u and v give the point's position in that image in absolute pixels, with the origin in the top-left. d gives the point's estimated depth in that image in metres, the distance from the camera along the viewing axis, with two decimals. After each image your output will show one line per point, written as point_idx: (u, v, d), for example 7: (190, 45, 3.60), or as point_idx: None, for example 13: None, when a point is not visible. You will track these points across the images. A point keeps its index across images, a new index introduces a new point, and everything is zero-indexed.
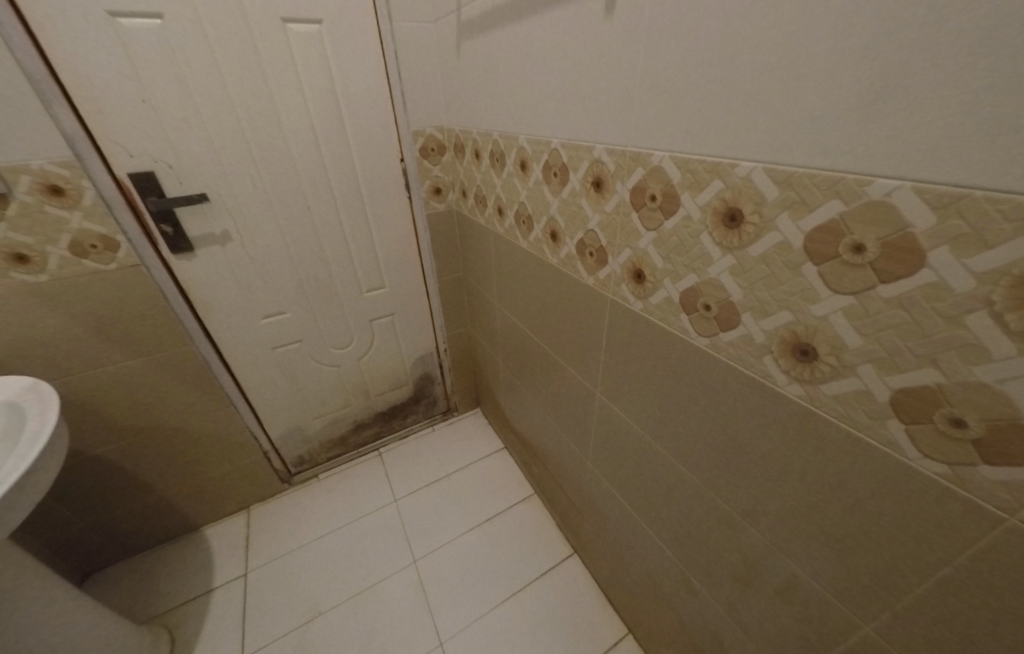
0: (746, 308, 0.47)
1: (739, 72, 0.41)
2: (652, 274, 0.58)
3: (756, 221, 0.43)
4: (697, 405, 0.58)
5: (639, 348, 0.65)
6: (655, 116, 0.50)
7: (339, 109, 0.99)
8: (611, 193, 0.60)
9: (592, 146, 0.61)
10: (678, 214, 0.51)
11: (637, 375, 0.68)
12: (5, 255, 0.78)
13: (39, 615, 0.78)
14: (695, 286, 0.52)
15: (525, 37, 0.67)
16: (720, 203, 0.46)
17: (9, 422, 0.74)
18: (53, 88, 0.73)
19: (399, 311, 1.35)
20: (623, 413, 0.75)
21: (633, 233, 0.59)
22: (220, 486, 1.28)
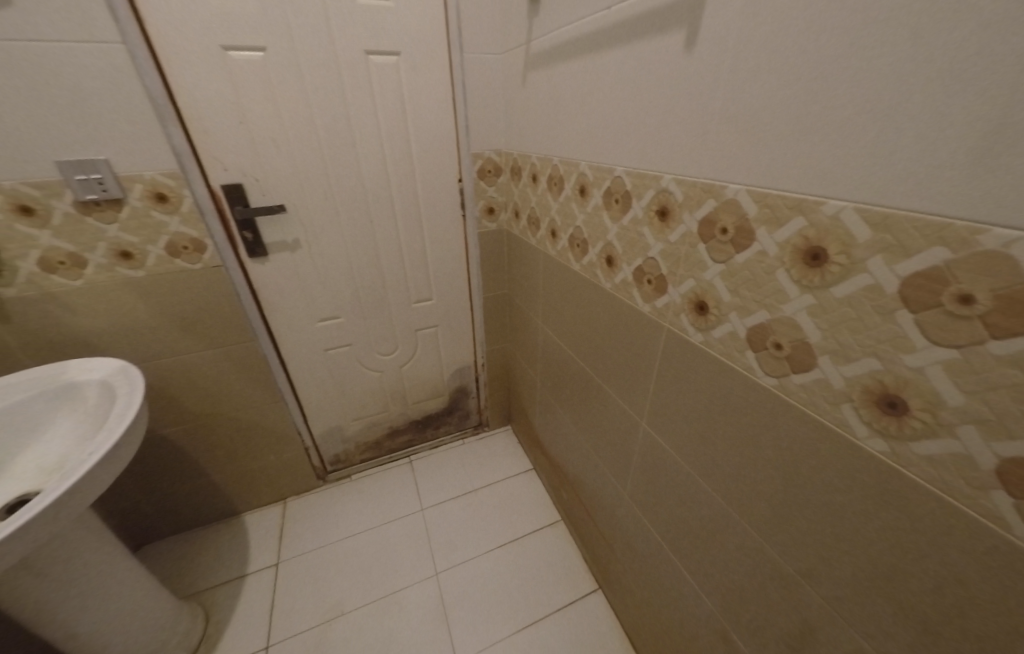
0: (824, 351, 0.44)
1: (831, 108, 0.39)
2: (716, 307, 0.56)
3: (842, 261, 0.41)
4: (754, 446, 0.55)
5: (691, 380, 0.63)
6: (732, 150, 0.49)
7: (408, 132, 1.06)
8: (676, 222, 0.60)
9: (660, 176, 0.61)
10: (752, 248, 0.50)
11: (687, 408, 0.66)
12: (114, 251, 0.89)
13: (103, 577, 0.85)
14: (765, 323, 0.50)
15: (597, 69, 0.69)
16: (801, 240, 0.44)
17: (100, 398, 0.82)
18: (170, 110, 0.84)
19: (442, 324, 1.39)
20: (667, 446, 0.73)
21: (698, 265, 0.57)
22: (265, 476, 1.35)
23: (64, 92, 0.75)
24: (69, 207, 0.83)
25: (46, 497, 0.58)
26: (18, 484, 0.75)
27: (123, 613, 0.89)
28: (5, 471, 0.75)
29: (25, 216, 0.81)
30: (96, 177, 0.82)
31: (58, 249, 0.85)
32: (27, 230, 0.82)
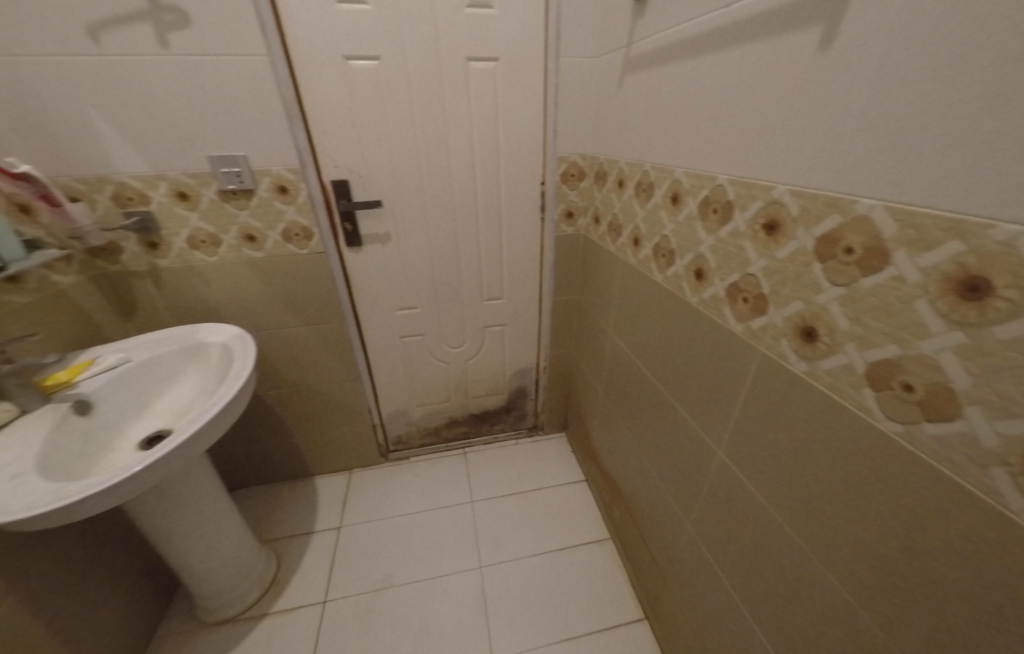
0: (974, 400, 0.38)
1: (1016, 118, 0.34)
2: (829, 335, 0.51)
3: (1013, 296, 0.35)
4: (858, 496, 0.49)
5: (787, 412, 0.58)
6: (870, 162, 0.44)
7: (499, 135, 1.09)
8: (788, 237, 0.54)
9: (772, 186, 0.56)
10: (884, 272, 0.44)
11: (777, 443, 0.60)
12: (242, 234, 1.04)
13: (208, 511, 0.99)
14: (893, 358, 0.44)
15: (709, 71, 0.65)
16: (956, 268, 0.38)
17: (220, 359, 0.96)
18: (297, 113, 0.95)
19: (510, 323, 1.41)
20: (747, 481, 0.67)
21: (811, 286, 0.52)
22: (337, 446, 1.47)
23: (219, 98, 0.89)
24: (213, 195, 0.98)
25: (182, 434, 0.70)
26: (156, 420, 0.91)
27: (219, 545, 1.03)
28: (148, 408, 0.91)
29: (181, 200, 0.97)
30: (236, 170, 0.96)
31: (202, 230, 1.01)
32: (182, 212, 0.98)
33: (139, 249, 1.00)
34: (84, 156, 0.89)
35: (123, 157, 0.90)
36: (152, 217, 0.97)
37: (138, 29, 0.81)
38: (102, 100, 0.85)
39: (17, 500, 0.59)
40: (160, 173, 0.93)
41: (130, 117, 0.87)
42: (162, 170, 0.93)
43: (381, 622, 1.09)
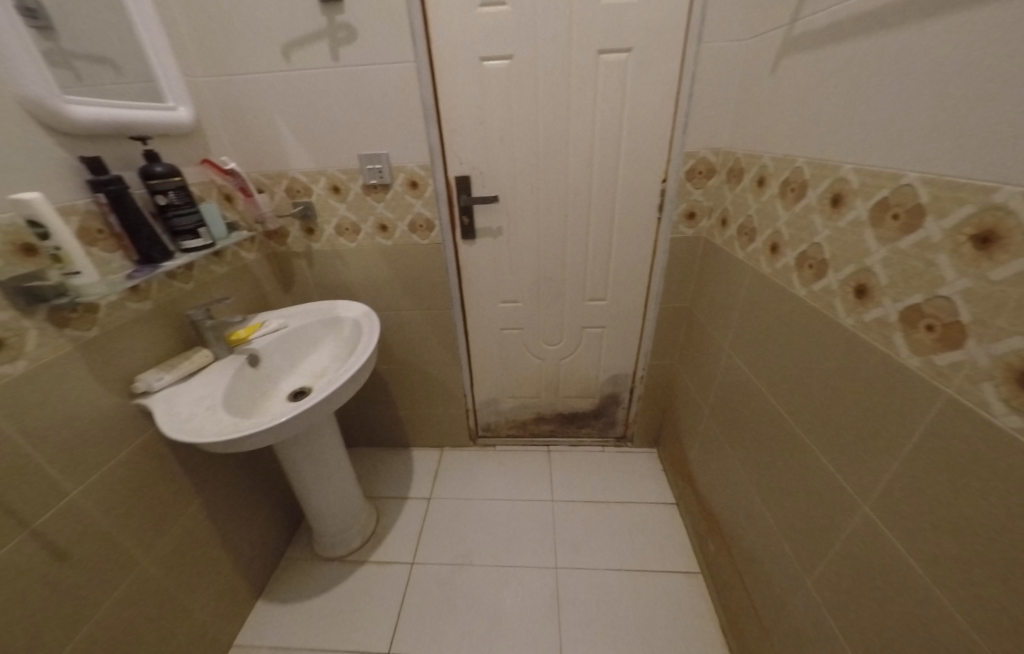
0: None
1: None
2: None
3: None
4: None
5: (989, 481, 0.47)
6: None
7: (622, 130, 1.05)
8: (1013, 254, 0.45)
9: (993, 187, 0.46)
10: None
11: (974, 517, 0.48)
12: (376, 224, 1.17)
13: (331, 462, 1.15)
14: None
15: (920, 46, 0.53)
16: None
17: (351, 333, 1.10)
18: (433, 114, 1.03)
19: (611, 327, 1.36)
20: (912, 553, 0.55)
21: None
22: (434, 423, 1.59)
23: (372, 103, 1.01)
24: (358, 189, 1.12)
25: (318, 393, 0.83)
26: (301, 378, 1.08)
27: (337, 492, 1.20)
28: (296, 367, 1.09)
29: (334, 193, 1.13)
30: (378, 167, 1.08)
31: (346, 219, 1.17)
32: (334, 204, 1.14)
33: (300, 234, 1.20)
34: (270, 155, 1.09)
35: (296, 155, 1.08)
36: (311, 206, 1.15)
37: (318, 47, 0.95)
38: (287, 108, 1.03)
39: (210, 426, 0.75)
40: (321, 169, 1.10)
41: (304, 122, 1.04)
42: (323, 166, 1.09)
43: (460, 596, 1.15)
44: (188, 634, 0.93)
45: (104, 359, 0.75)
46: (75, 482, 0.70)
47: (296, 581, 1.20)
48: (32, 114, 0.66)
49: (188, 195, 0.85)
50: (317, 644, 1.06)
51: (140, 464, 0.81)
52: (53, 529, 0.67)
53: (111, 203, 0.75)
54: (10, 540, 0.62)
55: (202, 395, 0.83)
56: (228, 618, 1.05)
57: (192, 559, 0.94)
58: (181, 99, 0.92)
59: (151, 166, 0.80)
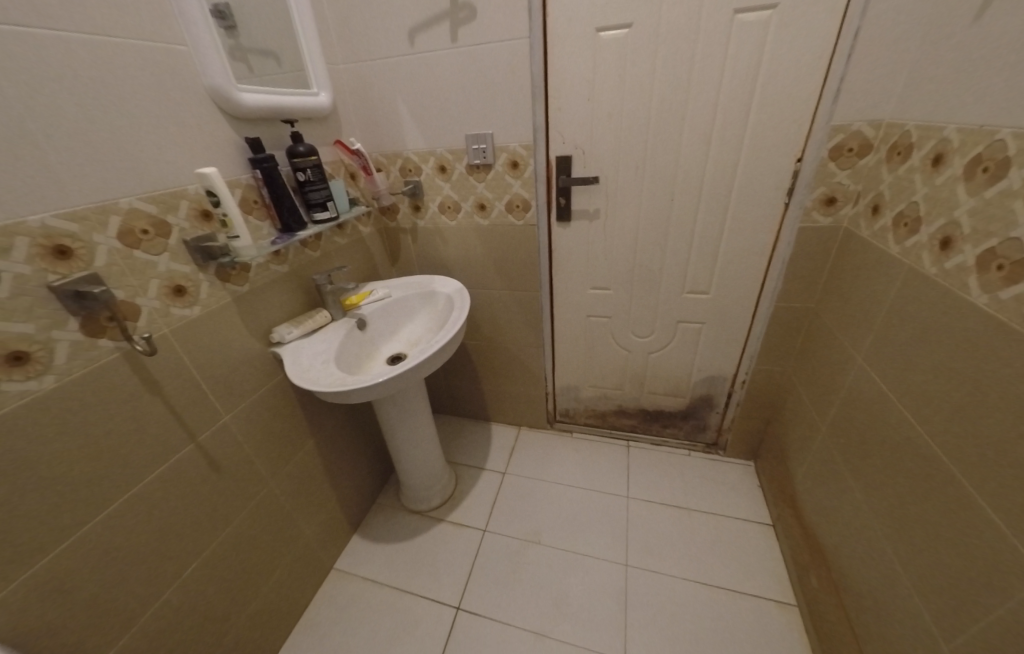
0: None
1: None
2: None
3: None
4: None
5: None
6: None
7: (752, 102, 0.92)
8: None
9: None
10: None
11: None
12: (476, 203, 1.20)
13: (419, 425, 1.25)
14: None
15: None
16: None
17: (445, 308, 1.16)
18: (541, 91, 1.01)
19: (711, 324, 1.24)
20: None
21: None
22: (514, 402, 1.63)
23: (482, 81, 1.03)
24: (462, 168, 1.16)
25: (412, 360, 0.89)
26: (399, 344, 1.18)
27: (422, 452, 1.30)
28: (396, 333, 1.19)
29: (441, 173, 1.18)
30: (482, 147, 1.10)
31: (450, 197, 1.22)
32: (440, 183, 1.20)
33: (408, 210, 1.28)
34: (389, 136, 1.17)
35: (410, 136, 1.15)
36: (420, 185, 1.22)
37: (439, 28, 0.99)
38: (406, 91, 1.09)
39: (323, 378, 0.86)
40: (431, 149, 1.15)
41: (419, 103, 1.10)
42: (433, 147, 1.15)
43: (527, 570, 1.19)
44: (300, 550, 1.10)
45: (252, 311, 0.90)
46: (227, 409, 0.86)
47: (384, 525, 1.35)
48: (214, 100, 0.79)
49: (321, 172, 0.96)
50: (399, 584, 1.18)
51: (272, 402, 0.96)
52: (212, 445, 0.83)
53: (264, 178, 0.87)
54: (184, 448, 0.78)
55: (320, 351, 0.94)
56: (330, 545, 1.22)
57: (305, 489, 1.09)
58: (323, 85, 1.02)
59: (295, 146, 0.92)
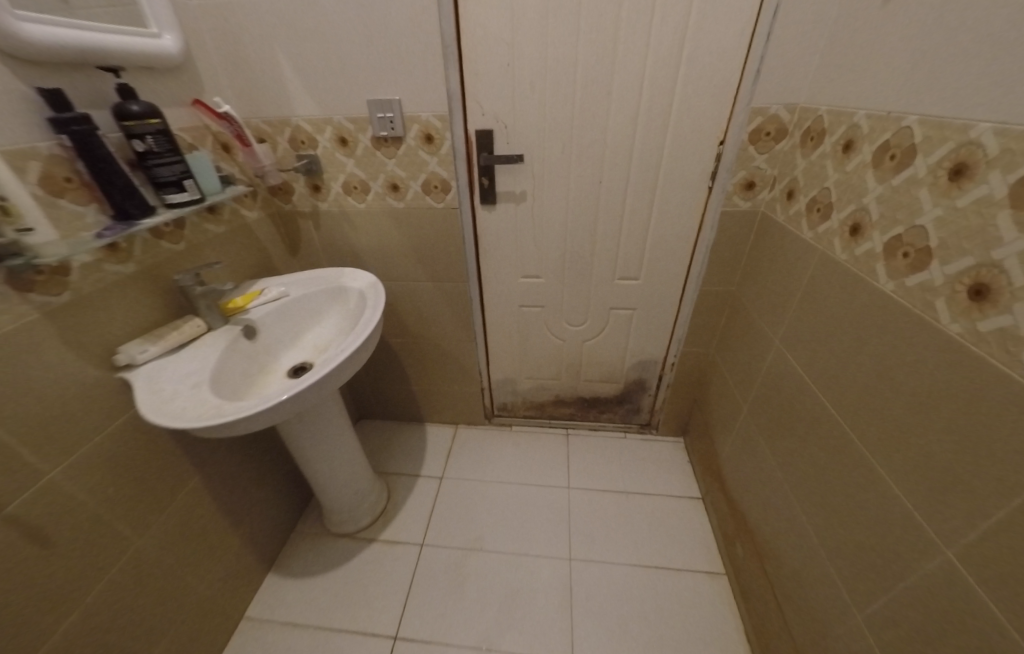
0: None
1: None
2: None
3: None
4: None
5: None
6: None
7: (678, 78, 0.88)
8: None
9: None
10: None
11: None
12: (387, 183, 1.04)
13: (337, 440, 1.09)
14: None
15: None
16: None
17: (356, 306, 1.02)
18: (454, 53, 0.88)
19: (642, 309, 1.23)
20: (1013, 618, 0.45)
21: None
22: (448, 400, 1.52)
23: (383, 34, 0.86)
24: (367, 141, 0.99)
25: (317, 372, 0.74)
26: (302, 351, 1.00)
27: (344, 469, 1.15)
28: (298, 339, 1.01)
29: (342, 146, 1.00)
30: (389, 116, 0.95)
31: (355, 176, 1.04)
32: (341, 158, 1.02)
33: (305, 191, 1.07)
34: (271, 99, 0.95)
35: (298, 99, 0.95)
36: (317, 160, 1.02)
37: None
38: (288, 41, 0.89)
39: (188, 409, 0.68)
40: (327, 116, 0.96)
41: (306, 57, 0.90)
42: (329, 114, 0.96)
43: (470, 581, 1.12)
44: (192, 610, 0.91)
45: (79, 327, 0.68)
46: (52, 461, 0.65)
47: (305, 556, 1.18)
48: None
49: (169, 141, 0.74)
50: (326, 622, 1.04)
51: (128, 442, 0.75)
52: (34, 512, 0.62)
53: (76, 147, 0.64)
54: None
55: (189, 372, 0.75)
56: (236, 593, 1.03)
57: (192, 536, 0.90)
58: (164, 24, 0.78)
59: (124, 104, 0.69)
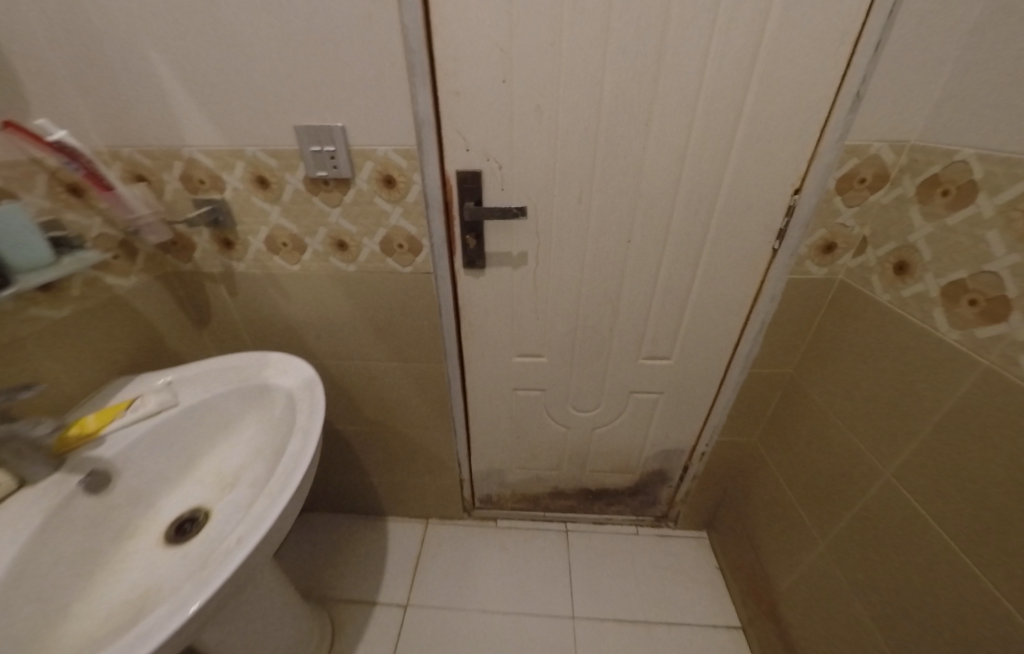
0: None
1: None
2: None
3: None
4: None
5: None
6: None
7: (747, 103, 0.62)
8: None
9: None
10: None
11: None
12: (331, 240, 0.75)
13: (250, 602, 0.76)
14: None
15: None
16: None
17: (284, 416, 0.70)
18: (423, 62, 0.60)
19: (671, 393, 0.95)
20: None
21: None
22: (416, 496, 1.16)
23: (320, 33, 0.58)
24: (299, 182, 0.69)
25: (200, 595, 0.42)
26: (197, 490, 0.67)
27: (267, 634, 0.81)
28: (190, 469, 0.68)
29: (261, 188, 0.70)
30: (329, 150, 0.66)
31: (282, 229, 0.74)
32: (261, 204, 0.72)
33: (211, 248, 0.76)
34: (151, 121, 0.65)
35: (192, 121, 0.65)
36: (225, 207, 0.72)
37: None
38: (174, 37, 0.59)
39: None
40: (235, 147, 0.67)
41: (202, 62, 0.60)
42: (238, 143, 0.67)
43: None
44: None
45: None
46: None
47: None
48: None
49: None
50: None
51: None
52: None
53: None
54: None
55: None
56: None
57: None
58: None
59: None
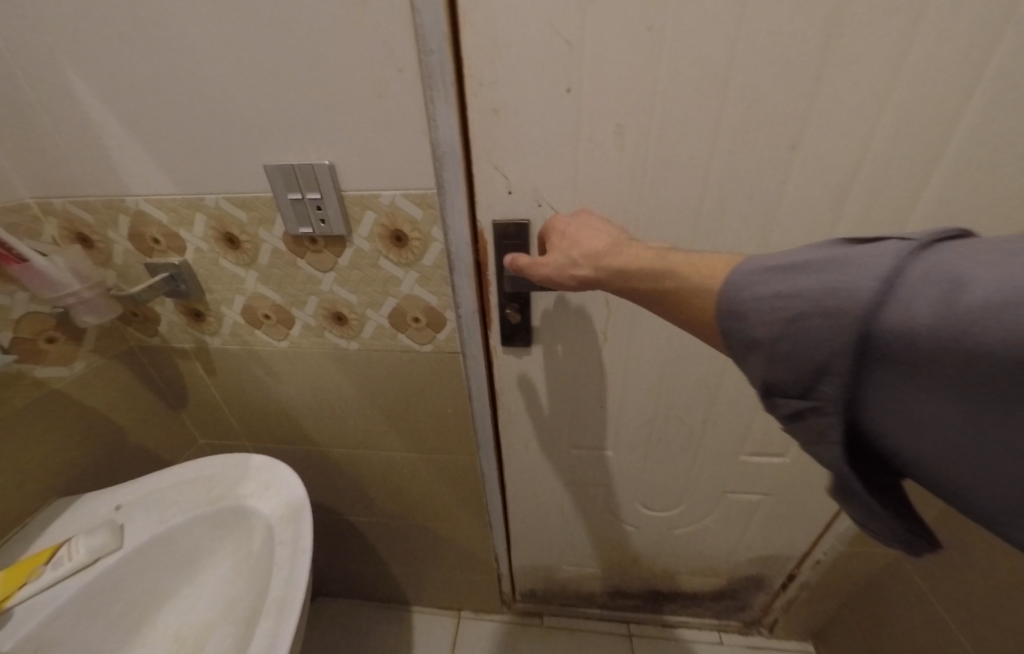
0: None
1: None
2: None
3: None
4: None
5: None
6: None
7: (969, 111, 0.38)
8: None
9: None
10: None
11: None
12: (325, 312, 0.56)
13: None
14: None
15: None
16: None
17: (261, 558, 0.51)
18: (446, 65, 0.39)
19: (780, 497, 0.70)
20: None
21: None
22: (445, 588, 0.97)
23: (291, 32, 0.38)
24: (280, 241, 0.51)
25: None
26: None
27: None
28: (144, 630, 0.50)
29: (230, 249, 0.52)
30: (314, 199, 0.46)
31: (263, 299, 0.56)
32: (232, 268, 0.54)
33: (179, 320, 0.60)
34: (87, 168, 0.48)
35: (135, 166, 0.48)
36: (187, 273, 0.55)
37: None
38: (96, 53, 0.41)
39: None
40: (191, 197, 0.49)
41: (139, 87, 0.43)
42: (194, 192, 0.49)
43: None
44: None
45: None
46: None
47: None
48: None
49: None
50: None
51: None
52: None
53: None
54: None
55: None
56: None
57: None
58: None
59: None
